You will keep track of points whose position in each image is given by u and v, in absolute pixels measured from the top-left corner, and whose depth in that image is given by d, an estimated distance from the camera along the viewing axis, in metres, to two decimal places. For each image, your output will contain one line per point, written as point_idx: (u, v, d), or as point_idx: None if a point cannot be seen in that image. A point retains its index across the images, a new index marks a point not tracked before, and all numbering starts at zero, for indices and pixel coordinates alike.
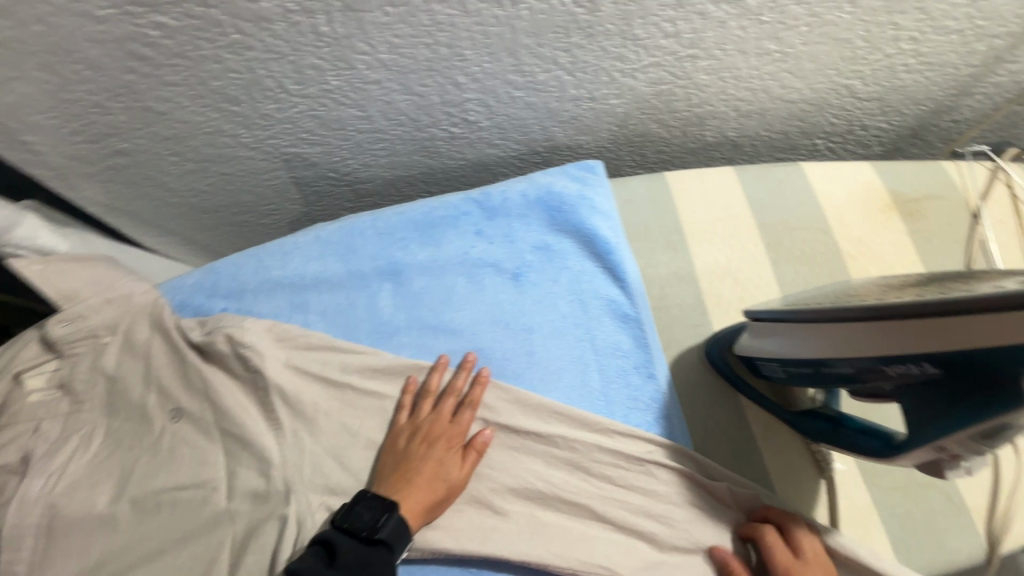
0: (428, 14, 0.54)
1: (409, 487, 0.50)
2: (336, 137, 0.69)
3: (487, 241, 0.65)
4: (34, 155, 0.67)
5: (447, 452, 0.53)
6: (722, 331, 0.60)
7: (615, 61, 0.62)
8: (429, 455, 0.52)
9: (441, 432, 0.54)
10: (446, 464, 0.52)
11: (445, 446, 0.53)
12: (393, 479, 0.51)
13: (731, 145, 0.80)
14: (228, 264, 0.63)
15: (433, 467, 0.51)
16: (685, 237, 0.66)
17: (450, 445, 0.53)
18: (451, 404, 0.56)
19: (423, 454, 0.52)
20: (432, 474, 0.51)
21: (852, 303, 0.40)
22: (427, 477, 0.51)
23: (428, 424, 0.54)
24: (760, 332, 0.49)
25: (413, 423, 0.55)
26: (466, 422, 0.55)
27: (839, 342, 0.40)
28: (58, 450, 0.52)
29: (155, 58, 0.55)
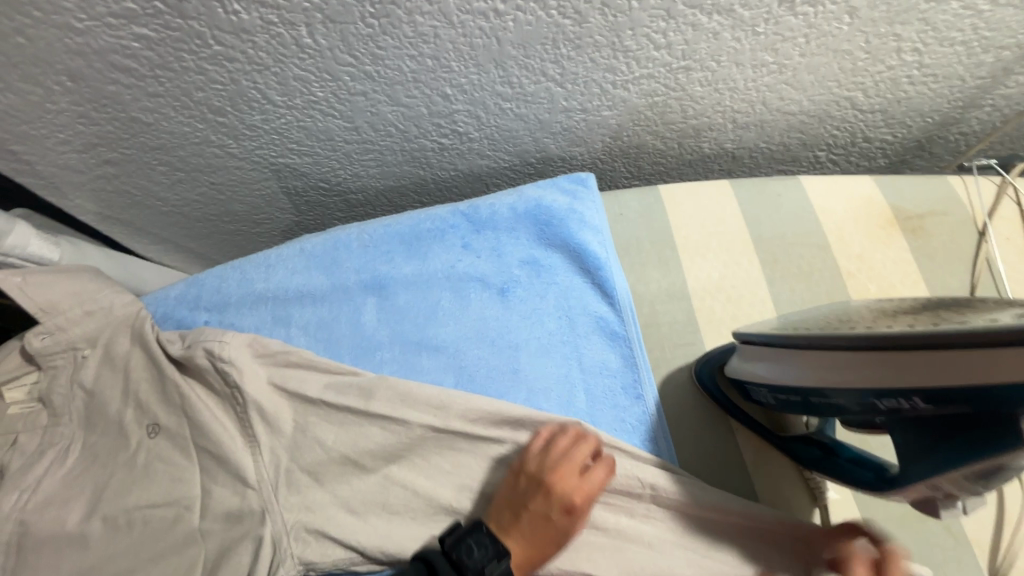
0: (411, 26, 0.53)
1: (518, 536, 0.48)
2: (325, 147, 0.69)
3: (474, 255, 0.64)
4: (25, 165, 0.67)
5: (566, 516, 0.48)
6: (712, 351, 0.58)
7: (606, 73, 0.61)
8: (553, 517, 0.48)
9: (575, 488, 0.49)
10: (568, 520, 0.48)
11: (566, 508, 0.48)
12: (509, 523, 0.49)
13: (729, 157, 0.78)
14: (212, 276, 0.63)
15: (547, 528, 0.48)
16: (678, 252, 0.64)
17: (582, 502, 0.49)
18: (581, 461, 0.50)
19: (545, 507, 0.48)
20: (549, 528, 0.48)
21: (841, 331, 0.38)
22: (543, 531, 0.48)
23: (571, 478, 0.49)
24: (749, 355, 0.48)
25: (535, 468, 0.50)
26: (595, 485, 0.49)
27: (826, 372, 0.39)
28: (34, 464, 0.52)
29: (137, 69, 0.55)
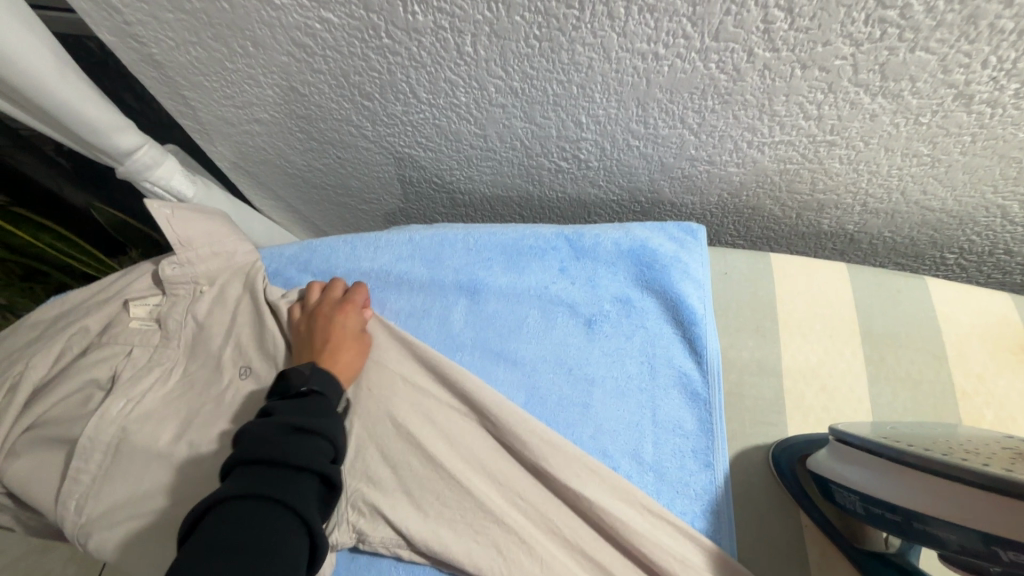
0: (569, 54, 0.54)
1: (336, 354, 0.55)
2: (450, 146, 0.72)
3: (569, 280, 0.64)
4: (188, 109, 0.75)
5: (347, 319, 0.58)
6: (795, 442, 0.55)
7: (746, 132, 0.60)
8: (342, 323, 0.57)
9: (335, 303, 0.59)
10: (347, 323, 0.58)
11: (340, 313, 0.58)
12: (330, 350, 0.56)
13: (846, 238, 0.75)
14: (325, 244, 0.66)
15: (340, 332, 0.57)
16: (778, 327, 0.62)
17: (343, 310, 0.59)
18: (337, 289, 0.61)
19: (343, 322, 0.57)
20: (344, 336, 0.57)
21: (955, 459, 0.36)
22: (341, 339, 0.56)
23: (336, 300, 0.60)
24: (836, 454, 0.46)
25: (302, 304, 0.60)
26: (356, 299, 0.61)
27: (910, 493, 0.38)
28: (141, 378, 0.57)
29: (311, 47, 0.60)
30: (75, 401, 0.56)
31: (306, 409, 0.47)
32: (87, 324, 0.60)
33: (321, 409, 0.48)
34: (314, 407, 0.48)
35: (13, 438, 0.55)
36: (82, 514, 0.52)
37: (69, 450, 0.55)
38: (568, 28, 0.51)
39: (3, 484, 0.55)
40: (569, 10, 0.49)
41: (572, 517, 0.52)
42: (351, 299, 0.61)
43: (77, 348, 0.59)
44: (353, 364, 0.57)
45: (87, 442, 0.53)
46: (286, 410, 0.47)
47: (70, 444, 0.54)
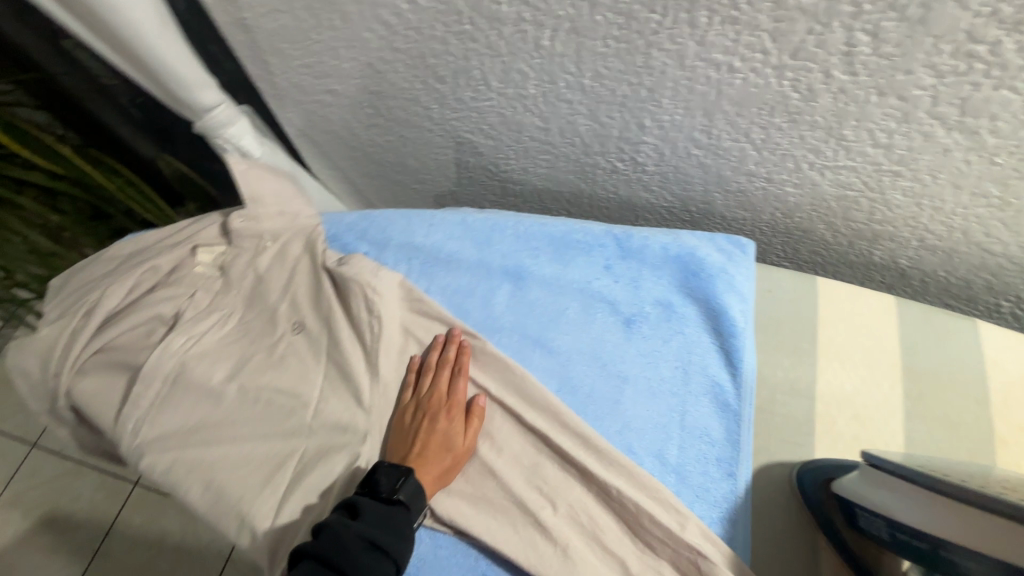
0: (644, 57, 0.55)
1: (423, 462, 0.54)
2: (510, 135, 0.74)
3: (613, 278, 0.65)
4: (268, 74, 0.79)
5: (450, 419, 0.56)
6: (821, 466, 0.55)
7: (809, 153, 0.60)
8: (441, 423, 0.56)
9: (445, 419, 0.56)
10: (451, 427, 0.56)
11: (448, 417, 0.56)
12: (426, 450, 0.54)
13: (897, 272, 0.74)
14: (382, 215, 0.69)
15: (441, 435, 0.55)
16: (818, 351, 0.62)
17: (450, 415, 0.56)
18: (445, 377, 0.58)
19: (441, 425, 0.56)
20: (440, 442, 0.55)
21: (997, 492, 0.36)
22: (433, 439, 0.55)
23: (442, 402, 0.57)
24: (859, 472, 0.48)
25: (415, 398, 0.59)
26: (461, 392, 0.58)
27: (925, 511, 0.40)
28: (202, 319, 0.61)
29: (394, 26, 0.62)
30: (140, 333, 0.61)
31: (387, 522, 0.47)
32: (157, 264, 0.63)
33: (402, 524, 0.48)
34: (396, 519, 0.48)
35: (83, 359, 0.59)
36: (137, 435, 0.56)
37: (131, 376, 0.59)
38: (647, 31, 0.52)
39: (69, 398, 0.60)
40: (650, 14, 0.50)
41: (590, 504, 0.53)
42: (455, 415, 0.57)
43: (146, 284, 0.63)
44: (442, 478, 0.54)
45: (150, 371, 0.57)
46: (366, 517, 0.47)
47: (134, 370, 0.59)
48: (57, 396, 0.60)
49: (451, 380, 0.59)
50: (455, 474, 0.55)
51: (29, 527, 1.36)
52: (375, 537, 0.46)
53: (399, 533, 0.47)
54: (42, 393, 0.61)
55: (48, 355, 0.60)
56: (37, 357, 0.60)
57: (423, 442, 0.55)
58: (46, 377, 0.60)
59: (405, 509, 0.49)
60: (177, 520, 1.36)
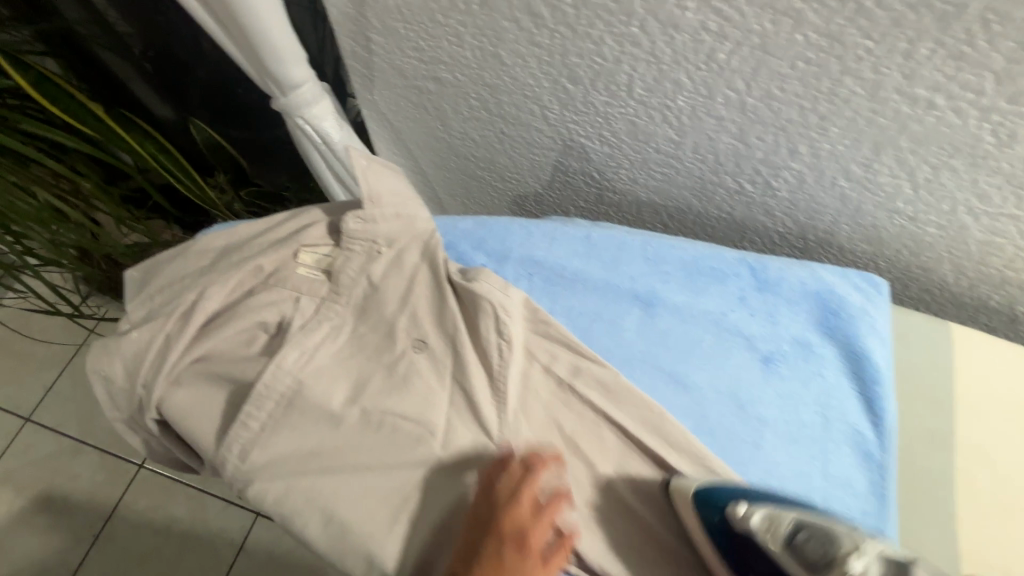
0: (831, 83, 0.51)
1: None
2: (633, 146, 0.68)
3: (747, 311, 0.61)
4: (366, 53, 0.72)
5: (521, 556, 0.46)
6: (757, 495, 0.50)
7: (973, 197, 0.57)
8: (509, 558, 0.45)
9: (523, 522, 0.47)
10: (519, 566, 0.45)
11: (519, 552, 0.46)
12: None
13: (1009, 318, 0.72)
14: (501, 224, 0.65)
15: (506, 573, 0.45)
16: (953, 401, 0.60)
17: (523, 547, 0.46)
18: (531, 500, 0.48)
19: (510, 560, 0.45)
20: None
21: None
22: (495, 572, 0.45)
23: (520, 527, 0.47)
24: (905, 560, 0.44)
25: (486, 511, 0.48)
26: (545, 523, 0.47)
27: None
28: (313, 331, 0.55)
29: (545, 19, 0.56)
30: (241, 340, 0.55)
31: None
32: (260, 264, 0.57)
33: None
34: None
35: (179, 368, 0.53)
36: (246, 460, 0.51)
37: (234, 389, 0.53)
38: (849, 57, 0.48)
39: (159, 411, 0.53)
40: (863, 40, 0.46)
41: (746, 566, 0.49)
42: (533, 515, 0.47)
43: (246, 287, 0.57)
44: None
45: (263, 390, 0.52)
46: None
47: (241, 385, 0.53)
48: (145, 407, 0.53)
49: (539, 504, 0.48)
50: None
51: (23, 507, 1.27)
52: None
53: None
54: (124, 401, 0.55)
55: (138, 361, 0.54)
56: (125, 362, 0.54)
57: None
58: (134, 386, 0.53)
59: None
60: (185, 505, 1.25)
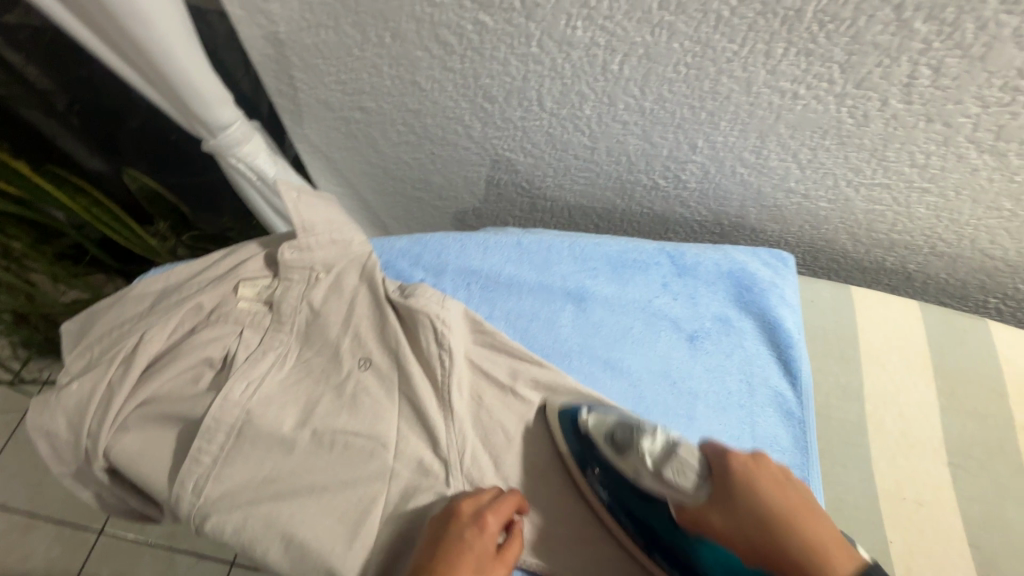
0: (712, 83, 0.57)
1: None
2: (553, 155, 0.73)
3: (671, 296, 0.67)
4: (291, 89, 0.74)
5: (481, 535, 0.47)
6: (601, 406, 0.57)
7: (850, 172, 0.64)
8: (468, 534, 0.46)
9: (482, 544, 0.46)
10: (478, 539, 0.46)
11: (478, 530, 0.47)
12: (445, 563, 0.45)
13: (903, 275, 0.79)
14: (436, 240, 0.69)
15: (465, 560, 0.45)
16: (859, 355, 0.67)
17: (482, 524, 0.47)
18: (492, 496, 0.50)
19: (472, 542, 0.46)
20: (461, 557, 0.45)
21: None
22: (456, 553, 0.45)
23: (484, 509, 0.48)
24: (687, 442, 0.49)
25: (451, 505, 0.49)
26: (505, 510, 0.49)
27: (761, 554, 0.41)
28: (259, 361, 0.56)
29: (453, 45, 0.60)
30: (186, 378, 0.55)
31: None
32: (200, 301, 0.58)
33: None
34: None
35: (125, 413, 0.54)
36: (201, 495, 0.51)
37: (183, 427, 0.54)
38: (721, 60, 0.54)
39: (108, 458, 0.53)
40: (729, 44, 0.52)
41: None
42: (501, 557, 0.47)
43: (188, 326, 0.58)
44: None
45: (212, 423, 0.53)
46: None
47: (190, 424, 0.54)
48: (92, 457, 0.53)
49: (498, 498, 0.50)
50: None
51: None
52: None
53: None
54: (69, 455, 0.55)
55: (81, 411, 0.54)
56: (68, 416, 0.54)
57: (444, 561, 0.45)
58: (79, 438, 0.53)
59: None
60: (151, 567, 1.20)
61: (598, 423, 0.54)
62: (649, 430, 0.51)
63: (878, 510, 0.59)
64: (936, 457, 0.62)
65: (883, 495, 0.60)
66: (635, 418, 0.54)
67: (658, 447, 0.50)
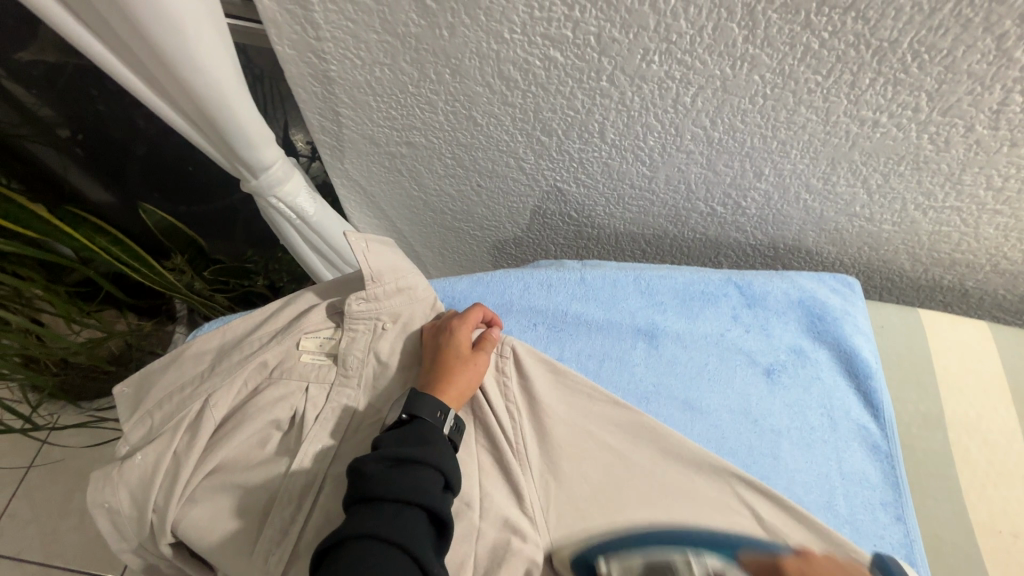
0: (788, 113, 0.55)
1: (441, 375, 0.54)
2: (608, 185, 0.71)
3: (742, 327, 0.65)
4: (334, 126, 0.72)
5: (455, 333, 0.57)
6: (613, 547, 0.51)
7: (920, 196, 0.62)
8: (444, 340, 0.57)
9: (464, 360, 0.56)
10: (455, 339, 0.57)
11: (451, 332, 0.57)
12: (437, 357, 0.56)
13: (960, 292, 0.78)
14: (496, 279, 0.67)
15: (447, 351, 0.56)
16: (935, 380, 0.66)
17: (454, 329, 0.57)
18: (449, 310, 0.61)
19: (450, 340, 0.56)
20: (447, 353, 0.56)
21: None
22: (441, 361, 0.55)
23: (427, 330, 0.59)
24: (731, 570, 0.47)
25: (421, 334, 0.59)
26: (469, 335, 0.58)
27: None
28: (330, 421, 0.53)
29: (517, 81, 0.58)
30: (253, 443, 0.52)
31: (407, 437, 0.48)
32: (263, 359, 0.55)
33: (424, 433, 0.49)
34: (416, 429, 0.49)
35: (192, 484, 0.50)
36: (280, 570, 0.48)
37: (255, 498, 0.51)
38: (802, 91, 0.52)
39: (175, 533, 0.50)
40: (813, 75, 0.50)
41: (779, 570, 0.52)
42: (476, 355, 0.57)
43: (252, 385, 0.55)
44: (459, 391, 0.55)
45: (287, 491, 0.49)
46: (388, 445, 0.48)
47: (262, 493, 0.51)
48: (158, 532, 0.50)
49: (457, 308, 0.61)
50: (467, 392, 0.55)
51: None
52: (400, 453, 0.46)
53: (425, 440, 0.48)
54: (132, 531, 0.51)
55: (145, 485, 0.50)
56: (132, 490, 0.50)
57: (439, 361, 0.55)
58: (143, 513, 0.50)
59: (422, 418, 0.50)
60: None
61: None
62: (686, 571, 0.48)
63: (974, 544, 0.57)
64: None
65: (978, 529, 0.57)
66: (657, 555, 0.50)
67: None
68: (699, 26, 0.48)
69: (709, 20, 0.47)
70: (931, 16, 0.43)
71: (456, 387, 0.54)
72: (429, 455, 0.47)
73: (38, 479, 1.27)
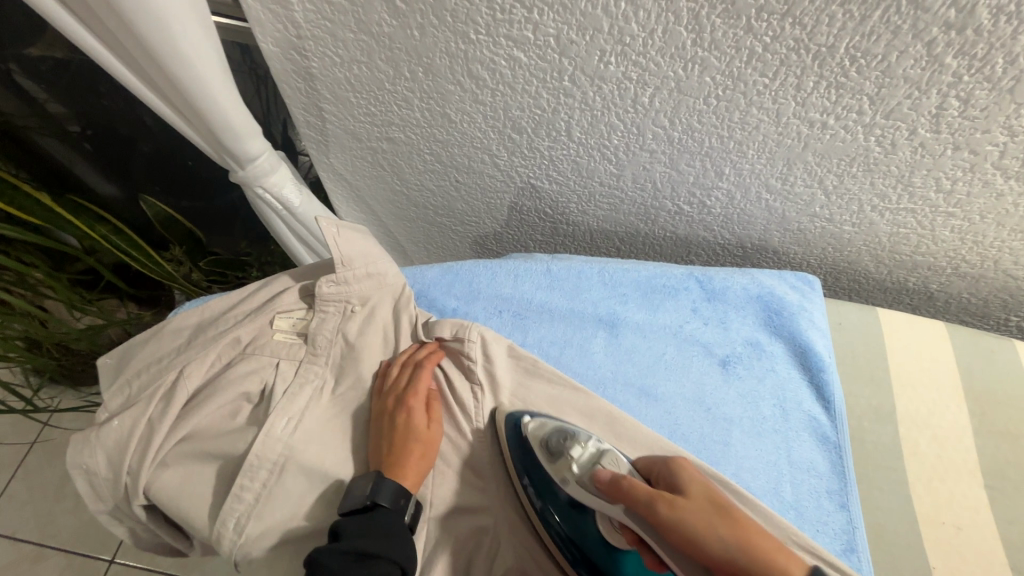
0: (741, 114, 0.58)
1: (397, 460, 0.52)
2: (578, 182, 0.74)
3: (701, 321, 0.67)
4: (318, 121, 0.75)
5: (411, 411, 0.54)
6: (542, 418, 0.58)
7: (875, 197, 0.65)
8: (400, 420, 0.54)
9: (421, 439, 0.54)
10: (412, 419, 0.54)
11: (406, 410, 0.54)
12: (393, 439, 0.53)
13: (925, 295, 0.80)
14: (467, 269, 0.70)
15: (404, 432, 0.53)
16: (888, 376, 0.68)
17: (411, 404, 0.55)
18: (404, 373, 0.58)
19: (406, 420, 0.54)
20: (404, 436, 0.53)
21: None
22: (399, 445, 0.53)
23: (383, 406, 0.56)
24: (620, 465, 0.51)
25: (378, 408, 0.56)
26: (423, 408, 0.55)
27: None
28: (297, 395, 0.56)
29: (485, 80, 0.61)
30: (225, 413, 0.55)
31: (375, 525, 0.48)
32: (238, 335, 0.59)
33: (387, 525, 0.48)
34: (383, 519, 0.48)
35: (165, 449, 0.53)
36: (241, 534, 0.51)
37: (222, 466, 0.54)
38: (752, 92, 0.55)
39: (148, 495, 0.53)
40: (760, 78, 0.53)
41: None
42: (433, 431, 0.55)
43: (226, 360, 0.58)
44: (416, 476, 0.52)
45: (253, 460, 0.52)
46: (353, 533, 0.47)
47: (229, 460, 0.53)
48: (132, 494, 0.53)
49: (412, 371, 0.58)
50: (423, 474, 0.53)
51: None
52: (364, 547, 0.46)
53: (389, 532, 0.48)
54: (108, 492, 0.55)
55: (121, 448, 0.54)
56: (107, 453, 0.54)
57: (396, 444, 0.53)
58: (119, 475, 0.53)
59: (388, 507, 0.49)
60: None
61: (538, 428, 0.55)
62: (581, 438, 0.53)
63: (916, 534, 0.59)
64: (972, 479, 0.61)
65: (921, 520, 0.59)
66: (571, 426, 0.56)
67: (587, 457, 0.52)
68: (649, 30, 0.51)
69: (658, 23, 0.50)
70: (863, 23, 0.46)
71: (412, 472, 0.52)
72: (392, 553, 0.46)
73: (34, 460, 1.30)
